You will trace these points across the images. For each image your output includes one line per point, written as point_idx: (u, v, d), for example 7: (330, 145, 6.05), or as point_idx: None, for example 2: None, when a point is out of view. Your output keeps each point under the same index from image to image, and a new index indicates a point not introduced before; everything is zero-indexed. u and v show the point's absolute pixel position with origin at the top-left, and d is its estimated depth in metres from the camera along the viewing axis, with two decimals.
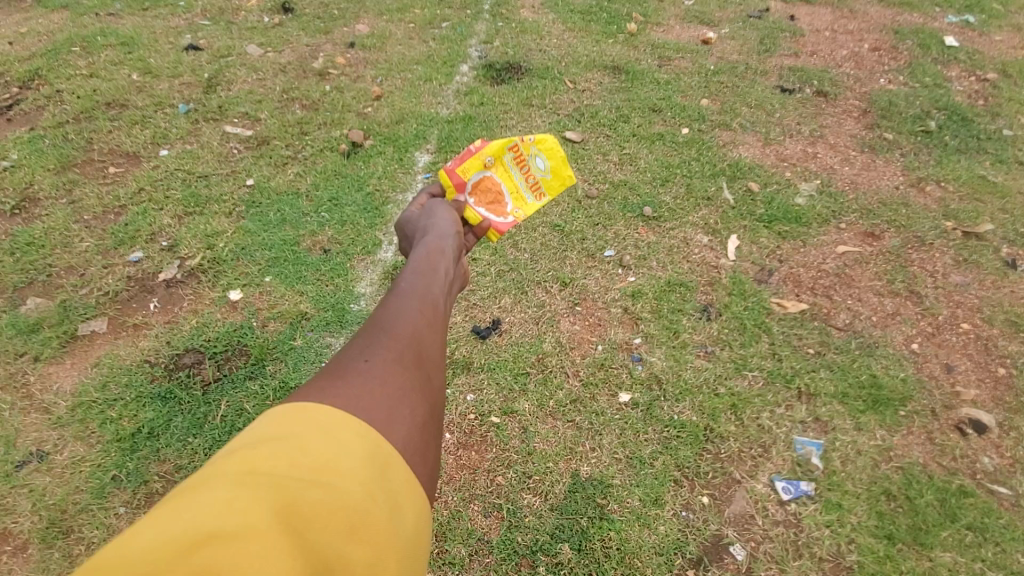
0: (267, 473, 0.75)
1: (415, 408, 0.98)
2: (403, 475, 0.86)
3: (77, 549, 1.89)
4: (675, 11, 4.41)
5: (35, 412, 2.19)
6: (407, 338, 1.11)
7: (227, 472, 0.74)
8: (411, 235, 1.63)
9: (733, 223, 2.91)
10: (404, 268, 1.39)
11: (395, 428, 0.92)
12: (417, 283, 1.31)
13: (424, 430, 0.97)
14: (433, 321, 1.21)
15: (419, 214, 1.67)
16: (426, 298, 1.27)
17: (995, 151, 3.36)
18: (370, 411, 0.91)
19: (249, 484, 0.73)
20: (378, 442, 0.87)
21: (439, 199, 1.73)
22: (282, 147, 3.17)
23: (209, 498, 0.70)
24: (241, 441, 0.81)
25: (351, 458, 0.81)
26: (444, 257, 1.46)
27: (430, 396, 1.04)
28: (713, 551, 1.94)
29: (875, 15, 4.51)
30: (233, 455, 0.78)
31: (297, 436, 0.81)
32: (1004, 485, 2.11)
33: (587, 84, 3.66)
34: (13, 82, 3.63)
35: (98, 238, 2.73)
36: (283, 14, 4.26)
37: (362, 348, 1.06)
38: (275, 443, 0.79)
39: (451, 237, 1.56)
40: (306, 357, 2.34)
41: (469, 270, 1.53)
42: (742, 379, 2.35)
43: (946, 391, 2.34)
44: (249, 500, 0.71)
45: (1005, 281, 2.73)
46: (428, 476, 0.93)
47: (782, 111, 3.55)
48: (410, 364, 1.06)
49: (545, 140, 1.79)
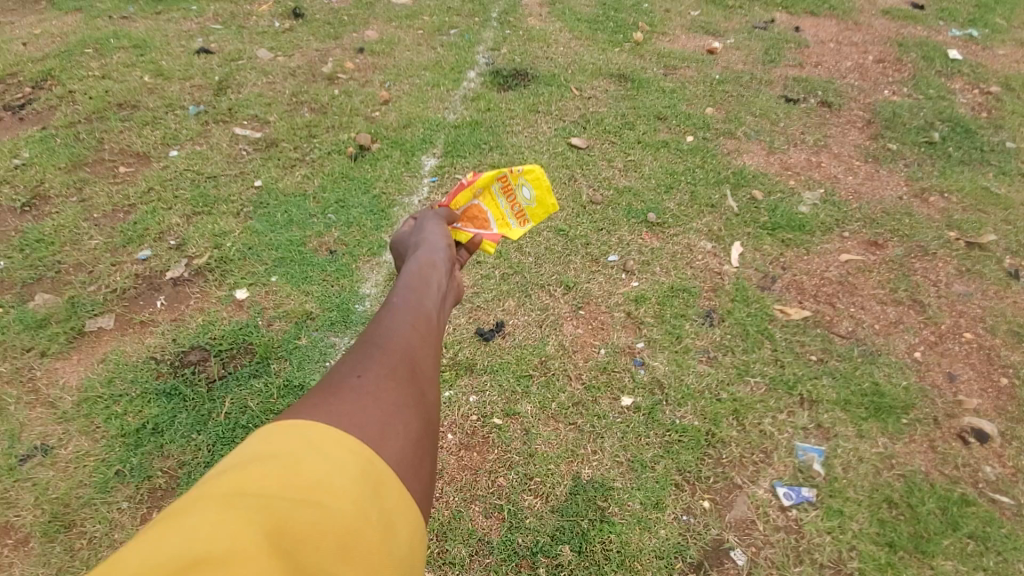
0: (256, 494, 0.76)
1: (408, 423, 1.00)
2: (397, 491, 0.88)
3: (78, 543, 1.89)
4: (680, 21, 4.45)
5: (41, 406, 2.21)
6: (399, 353, 1.14)
7: (216, 496, 0.75)
8: (404, 252, 1.67)
9: (737, 230, 2.92)
10: (397, 283, 1.42)
11: (389, 443, 0.94)
12: (410, 297, 1.34)
13: (418, 445, 0.99)
14: (425, 336, 1.24)
15: (410, 230, 1.74)
16: (419, 312, 1.30)
17: (998, 163, 3.38)
18: (363, 427, 0.93)
19: (241, 505, 0.74)
20: (372, 458, 0.88)
21: (427, 216, 1.78)
22: (291, 149, 3.20)
23: (195, 522, 0.71)
24: (231, 462, 0.82)
25: (344, 475, 0.83)
26: (437, 272, 1.50)
27: (424, 411, 1.06)
28: (713, 556, 1.94)
29: (880, 28, 4.54)
30: (223, 477, 0.78)
31: (289, 455, 0.82)
32: (1006, 494, 2.11)
33: (593, 91, 3.69)
34: (26, 82, 3.68)
35: (107, 237, 2.76)
36: (294, 19, 4.31)
37: (353, 364, 1.09)
38: (266, 463, 0.80)
39: (444, 251, 1.60)
40: (310, 356, 2.36)
41: (462, 282, 1.56)
42: (744, 384, 2.36)
43: (949, 399, 2.34)
44: (238, 522, 0.72)
45: (1008, 292, 2.74)
46: (423, 491, 0.95)
47: (787, 120, 3.58)
48: (404, 379, 1.08)
49: (532, 169, 1.78)
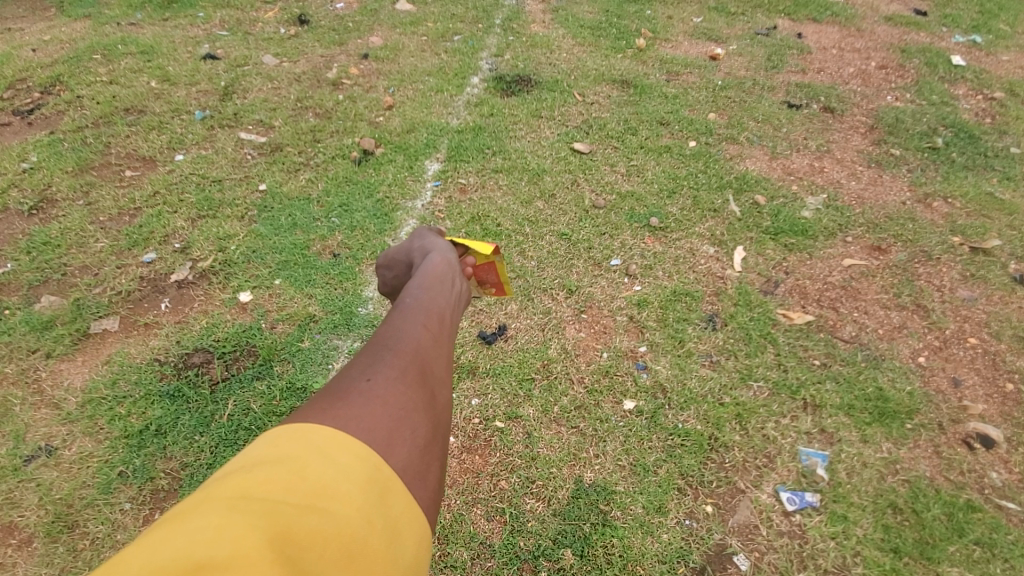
0: (260, 499, 0.75)
1: (417, 428, 1.00)
2: (402, 498, 0.89)
3: (80, 544, 1.90)
4: (683, 28, 4.47)
5: (46, 407, 2.22)
6: (409, 356, 1.14)
7: (219, 500, 0.74)
8: (409, 256, 1.68)
9: (740, 235, 2.92)
10: (410, 284, 1.43)
11: (396, 450, 0.94)
12: (421, 299, 1.35)
13: (426, 450, 0.99)
14: (436, 338, 1.24)
15: (415, 238, 1.74)
16: (430, 313, 1.31)
17: (1002, 169, 3.37)
18: (372, 432, 0.93)
19: (244, 509, 0.74)
20: (378, 464, 0.89)
21: (424, 228, 1.80)
22: (296, 154, 3.22)
23: (198, 526, 0.70)
24: (235, 466, 0.82)
25: (350, 482, 0.83)
26: (450, 275, 1.51)
27: (433, 416, 1.06)
28: (716, 560, 1.93)
29: (883, 34, 4.56)
30: (229, 480, 0.78)
31: (295, 458, 0.82)
32: (1013, 500, 2.09)
33: (595, 96, 3.71)
34: (35, 87, 3.72)
35: (113, 239, 2.78)
36: (299, 25, 4.35)
37: (364, 366, 1.09)
38: (273, 466, 0.80)
39: (453, 256, 1.61)
40: (313, 358, 2.36)
41: (472, 286, 1.57)
42: (747, 388, 2.35)
43: (954, 404, 2.33)
44: (242, 527, 0.71)
45: (1013, 297, 2.73)
46: (431, 498, 0.95)
47: (789, 126, 3.58)
48: (414, 382, 1.08)
49: None
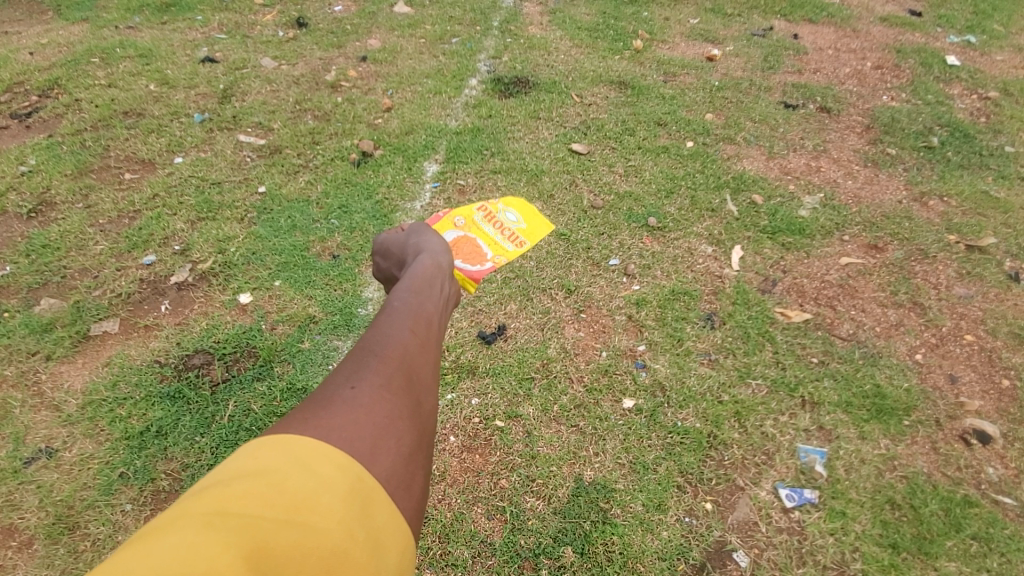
0: (239, 514, 0.76)
1: (402, 436, 1.02)
2: (385, 509, 0.90)
3: (81, 545, 1.90)
4: (680, 29, 4.49)
5: (46, 410, 2.23)
6: (396, 360, 1.15)
7: (197, 515, 0.75)
8: (401, 253, 1.69)
9: (737, 234, 2.94)
10: (399, 286, 1.44)
11: (380, 459, 0.95)
12: (410, 302, 1.36)
13: (411, 459, 1.00)
14: (424, 342, 1.25)
15: (406, 235, 1.75)
16: (418, 317, 1.32)
17: (997, 167, 3.40)
18: (355, 442, 0.94)
19: (222, 525, 0.74)
20: (361, 475, 0.90)
21: (421, 224, 1.79)
22: (294, 156, 3.23)
23: (177, 542, 0.71)
24: (215, 478, 0.83)
25: (331, 495, 0.84)
26: (439, 277, 1.52)
27: (418, 423, 1.07)
28: (715, 557, 1.94)
29: (878, 35, 4.58)
30: (209, 493, 0.79)
31: (276, 471, 0.83)
32: (1010, 495, 2.11)
33: (593, 98, 3.73)
34: (33, 91, 3.73)
35: (112, 242, 2.79)
36: (298, 28, 4.36)
37: (350, 372, 1.10)
38: (253, 479, 0.81)
39: (444, 258, 1.62)
40: (313, 359, 2.37)
41: (461, 287, 1.58)
42: (745, 387, 2.36)
43: (950, 401, 2.35)
44: (220, 543, 0.72)
45: (1008, 295, 2.74)
46: (413, 508, 0.96)
47: (786, 126, 3.60)
48: (399, 388, 1.09)
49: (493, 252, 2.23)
